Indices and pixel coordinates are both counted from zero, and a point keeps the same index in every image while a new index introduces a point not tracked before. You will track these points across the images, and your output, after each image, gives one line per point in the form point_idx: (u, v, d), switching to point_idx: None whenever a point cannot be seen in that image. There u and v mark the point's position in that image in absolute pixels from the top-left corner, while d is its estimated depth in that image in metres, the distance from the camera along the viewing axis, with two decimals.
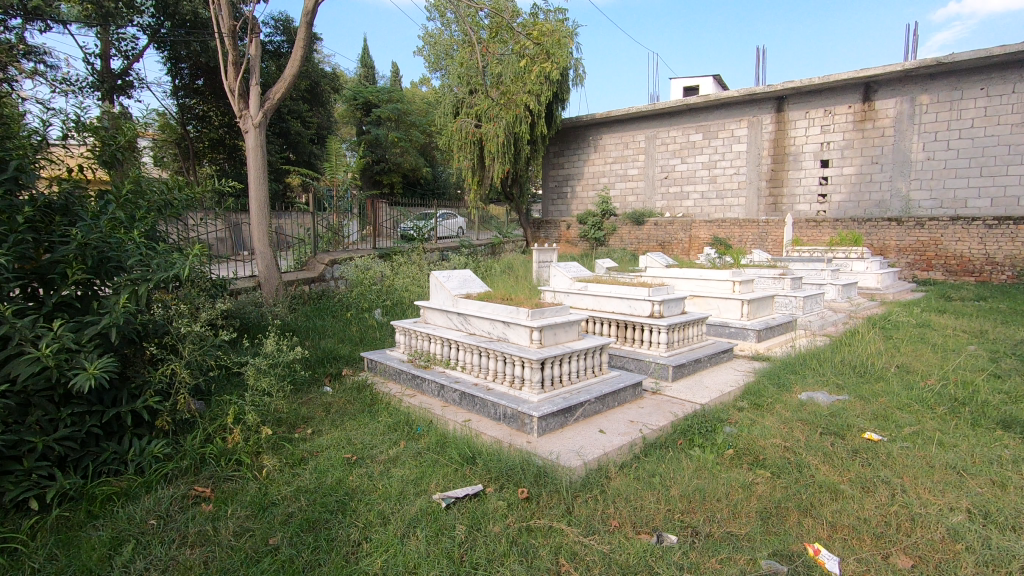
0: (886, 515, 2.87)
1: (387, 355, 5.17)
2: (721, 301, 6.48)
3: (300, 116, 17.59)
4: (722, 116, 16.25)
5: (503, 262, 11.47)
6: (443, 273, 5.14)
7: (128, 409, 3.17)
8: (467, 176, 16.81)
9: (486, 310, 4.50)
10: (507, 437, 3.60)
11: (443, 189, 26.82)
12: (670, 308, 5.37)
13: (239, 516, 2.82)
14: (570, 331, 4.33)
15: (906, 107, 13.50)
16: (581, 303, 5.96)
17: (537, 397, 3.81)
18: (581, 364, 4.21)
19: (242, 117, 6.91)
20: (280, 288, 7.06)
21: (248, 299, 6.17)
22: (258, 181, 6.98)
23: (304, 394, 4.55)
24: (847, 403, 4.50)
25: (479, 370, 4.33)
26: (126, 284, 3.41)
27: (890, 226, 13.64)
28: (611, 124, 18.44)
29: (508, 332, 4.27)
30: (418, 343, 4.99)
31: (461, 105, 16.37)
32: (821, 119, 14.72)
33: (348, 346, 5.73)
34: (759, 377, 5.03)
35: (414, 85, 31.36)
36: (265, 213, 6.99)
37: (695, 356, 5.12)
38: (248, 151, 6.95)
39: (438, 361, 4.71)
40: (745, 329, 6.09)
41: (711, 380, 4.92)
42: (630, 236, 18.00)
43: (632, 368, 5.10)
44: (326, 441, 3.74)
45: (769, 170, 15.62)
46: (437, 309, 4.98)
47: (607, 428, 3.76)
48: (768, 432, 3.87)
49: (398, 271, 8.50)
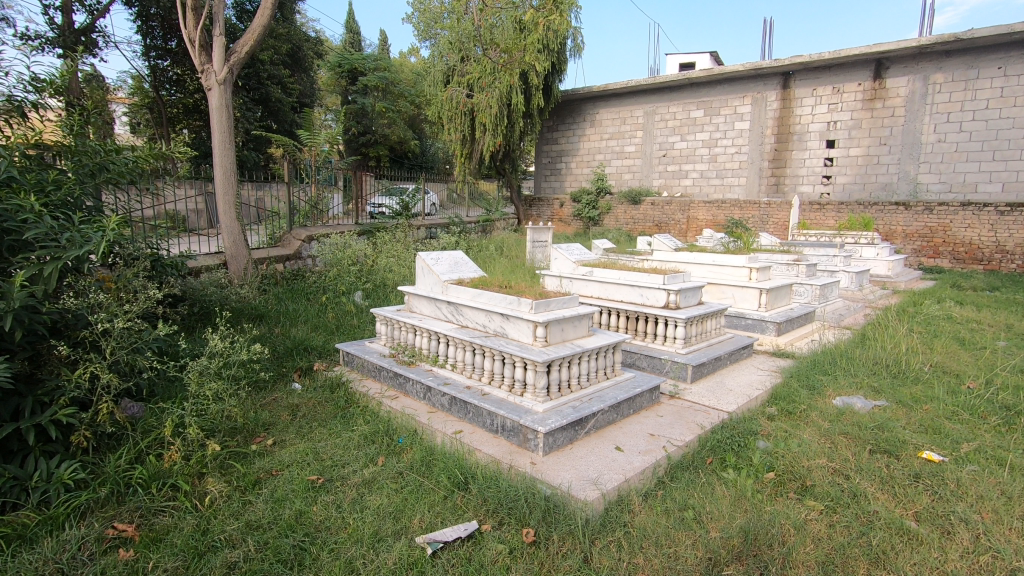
0: (977, 569, 2.32)
1: (366, 347, 4.52)
2: (736, 290, 5.91)
3: (281, 82, 16.49)
4: (725, 91, 15.55)
5: (495, 241, 10.78)
6: (430, 254, 4.45)
7: (32, 421, 2.52)
8: (457, 149, 15.97)
9: (482, 300, 3.86)
10: (505, 455, 3.00)
11: (432, 164, 25.84)
12: (687, 298, 4.78)
13: (164, 569, 2.19)
14: (578, 327, 3.70)
15: (918, 86, 12.92)
16: (586, 290, 5.33)
17: (542, 406, 3.20)
18: (591, 366, 3.59)
19: (204, 73, 6.09)
20: (249, 266, 6.35)
21: (208, 280, 5.46)
22: (224, 147, 6.19)
23: (267, 394, 3.92)
24: (889, 411, 3.96)
25: (472, 371, 3.69)
26: (31, 262, 2.71)
27: (898, 210, 12.93)
28: (608, 99, 17.65)
29: (507, 326, 3.64)
30: (402, 335, 4.33)
31: (451, 74, 15.48)
32: (829, 97, 14.08)
33: (321, 335, 5.06)
34: (785, 378, 4.47)
35: (402, 55, 30.01)
36: (232, 184, 6.25)
37: (716, 354, 4.54)
38: (212, 112, 6.16)
39: (424, 357, 4.05)
40: (764, 321, 5.55)
41: (734, 381, 4.35)
42: (625, 216, 17.14)
43: (644, 367, 4.51)
44: (290, 456, 3.13)
45: (772, 149, 15.01)
46: (424, 297, 4.30)
47: (624, 443, 3.18)
48: (809, 450, 3.30)
49: (381, 250, 7.79)
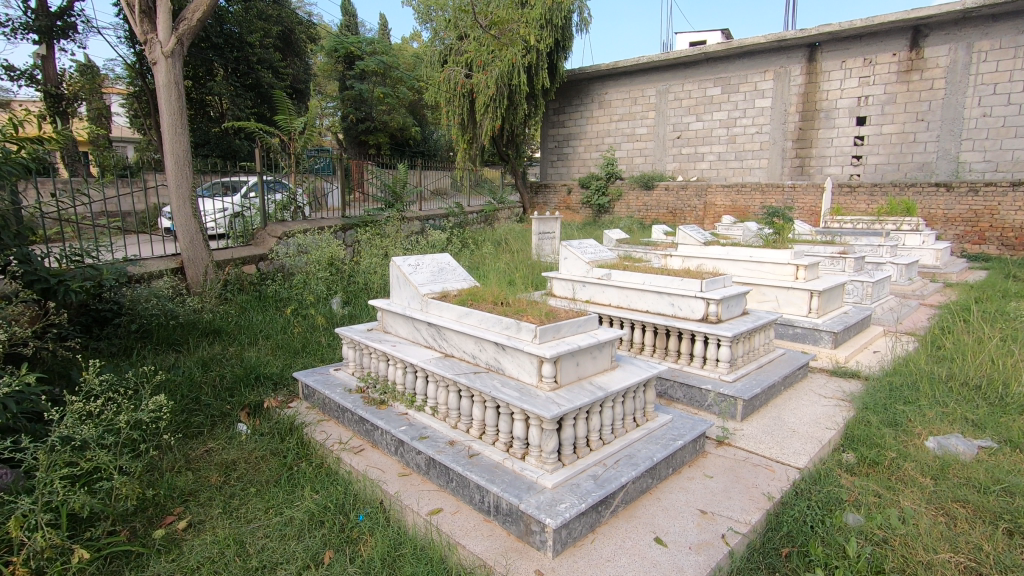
0: None
1: (330, 377, 3.60)
2: (780, 291, 4.99)
3: (273, 66, 15.43)
4: (745, 66, 14.46)
5: (497, 234, 9.83)
6: (408, 260, 3.52)
7: None
8: (457, 134, 15.01)
9: (471, 320, 2.94)
10: (499, 558, 2.10)
11: (434, 151, 24.84)
12: (730, 308, 3.88)
13: None
14: (598, 359, 2.76)
15: (961, 55, 11.80)
16: (603, 297, 4.42)
17: (552, 481, 2.28)
18: (619, 412, 2.65)
19: (148, 44, 5.18)
20: (209, 269, 5.47)
21: (150, 290, 4.63)
22: (174, 132, 5.32)
23: (195, 447, 3.07)
24: (1006, 458, 3.00)
25: (457, 419, 2.77)
26: None
27: (938, 192, 11.80)
28: (618, 78, 16.53)
29: (503, 359, 2.72)
30: (371, 363, 3.42)
31: (449, 53, 14.52)
32: (860, 70, 12.94)
33: (282, 358, 4.18)
34: (858, 411, 3.51)
35: (403, 39, 28.70)
36: (186, 174, 5.37)
37: (769, 380, 3.60)
38: (159, 90, 5.25)
39: (398, 395, 3.13)
40: (817, 330, 4.61)
41: (795, 417, 3.40)
42: (637, 202, 16.16)
43: (680, 398, 3.57)
44: (200, 552, 2.25)
45: (796, 127, 13.93)
46: (399, 315, 3.38)
47: (667, 529, 2.27)
48: (922, 531, 2.36)
49: (366, 247, 6.87)
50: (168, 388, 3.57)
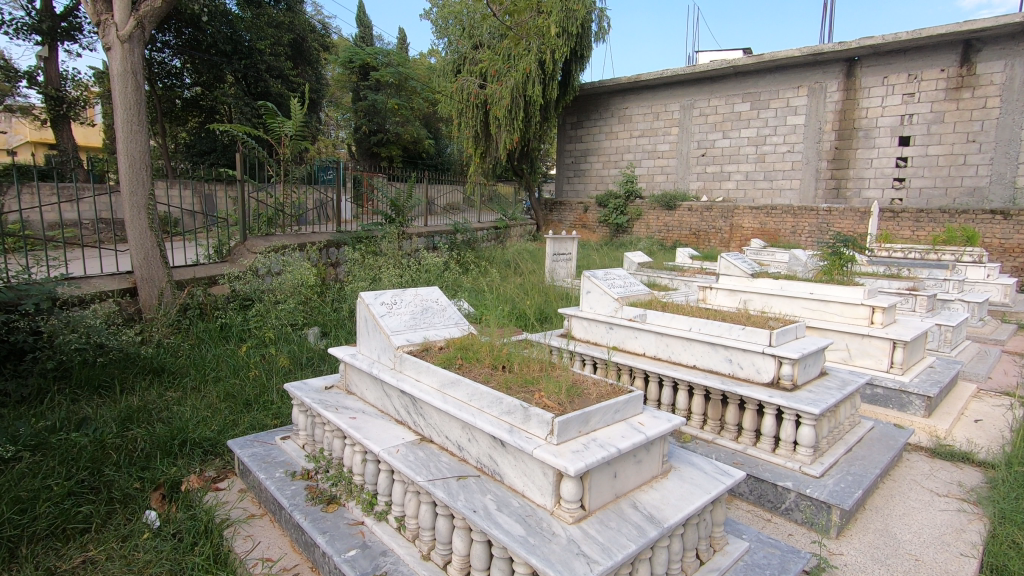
0: None
1: (274, 450, 2.71)
2: (851, 339, 4.04)
3: (283, 74, 14.34)
4: (776, 81, 13.60)
5: (507, 253, 8.96)
6: (381, 297, 2.64)
7: None
8: (469, 146, 14.26)
9: (458, 392, 2.03)
10: None
11: (446, 165, 24.10)
12: (807, 369, 2.95)
13: None
14: (645, 463, 1.85)
15: (1018, 72, 10.85)
16: (635, 344, 3.51)
17: None
18: (676, 549, 1.72)
19: (101, 26, 4.40)
20: (165, 288, 4.62)
21: (78, 316, 3.79)
22: (131, 130, 4.52)
23: (69, 555, 2.18)
24: None
25: (431, 546, 1.85)
26: None
27: (994, 220, 10.70)
28: (640, 92, 15.72)
29: (502, 459, 1.80)
30: (325, 437, 2.52)
31: (463, 62, 13.87)
32: (904, 86, 12.00)
33: (225, 415, 3.29)
34: (995, 520, 2.52)
35: (420, 53, 28.18)
36: (141, 179, 4.56)
37: (867, 472, 2.65)
38: (113, 80, 4.47)
39: (353, 491, 2.22)
40: (905, 391, 3.66)
41: (911, 533, 2.43)
42: (657, 222, 15.21)
43: (745, 493, 2.64)
44: None
45: (832, 147, 12.98)
46: (365, 373, 2.50)
47: None
48: None
49: (356, 268, 6.03)
50: (62, 454, 2.69)
